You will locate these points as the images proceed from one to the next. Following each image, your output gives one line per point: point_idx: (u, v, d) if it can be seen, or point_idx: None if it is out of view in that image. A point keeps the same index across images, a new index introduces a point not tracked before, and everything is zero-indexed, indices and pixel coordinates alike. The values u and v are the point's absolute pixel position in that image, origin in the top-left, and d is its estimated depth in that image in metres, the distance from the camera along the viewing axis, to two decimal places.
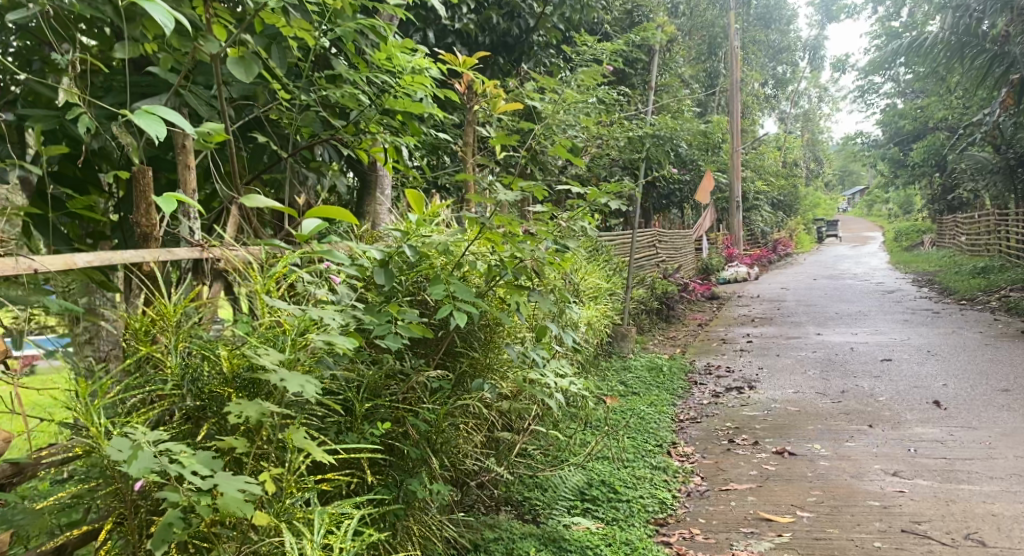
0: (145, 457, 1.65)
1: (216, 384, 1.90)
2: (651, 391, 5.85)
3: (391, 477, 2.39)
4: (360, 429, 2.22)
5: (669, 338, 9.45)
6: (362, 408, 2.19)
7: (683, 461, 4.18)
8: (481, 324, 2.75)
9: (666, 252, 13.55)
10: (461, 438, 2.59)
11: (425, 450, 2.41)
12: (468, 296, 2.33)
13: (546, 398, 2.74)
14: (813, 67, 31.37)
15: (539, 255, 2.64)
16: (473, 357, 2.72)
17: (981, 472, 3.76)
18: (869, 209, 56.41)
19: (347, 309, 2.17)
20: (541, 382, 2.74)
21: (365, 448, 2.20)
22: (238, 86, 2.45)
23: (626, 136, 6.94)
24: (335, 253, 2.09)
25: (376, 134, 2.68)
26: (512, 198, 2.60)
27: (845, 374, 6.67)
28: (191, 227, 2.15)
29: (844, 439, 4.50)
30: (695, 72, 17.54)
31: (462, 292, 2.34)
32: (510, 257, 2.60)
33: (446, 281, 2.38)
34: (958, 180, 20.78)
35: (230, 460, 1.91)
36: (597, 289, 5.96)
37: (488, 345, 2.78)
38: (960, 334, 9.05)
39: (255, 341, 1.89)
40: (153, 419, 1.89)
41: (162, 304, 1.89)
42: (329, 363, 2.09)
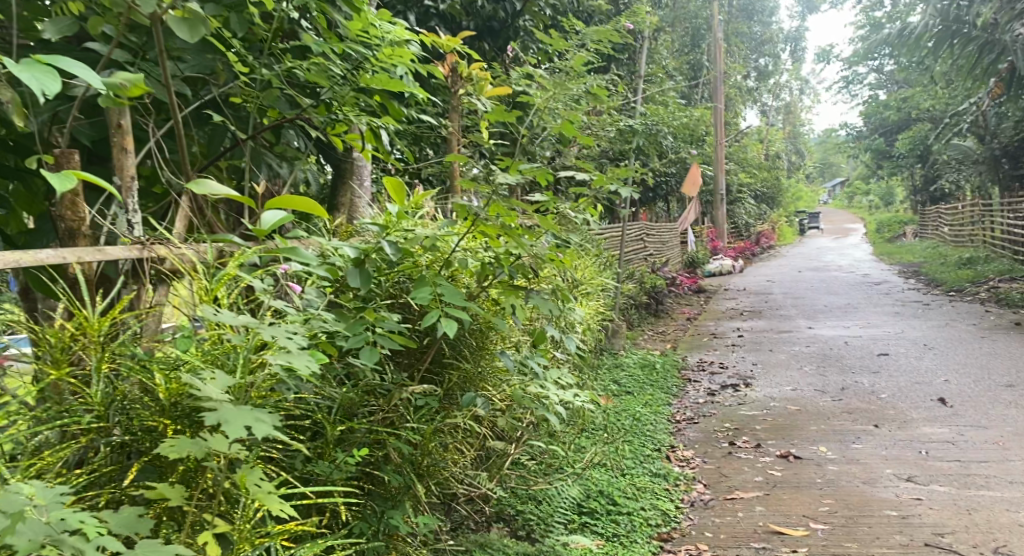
0: (34, 524, 1.37)
1: (148, 415, 1.67)
2: (645, 390, 5.62)
3: (370, 508, 2.13)
4: (332, 457, 1.97)
5: (659, 333, 9.23)
6: (335, 432, 1.94)
7: (683, 466, 3.95)
8: (472, 329, 2.51)
9: (653, 245, 13.33)
10: (450, 459, 2.35)
11: (408, 477, 2.16)
12: (455, 298, 2.10)
13: (544, 410, 2.50)
14: (794, 59, 31.33)
15: (539, 250, 2.38)
16: (463, 367, 2.47)
17: (999, 476, 3.57)
18: (851, 200, 56.65)
19: (314, 317, 1.90)
20: (541, 393, 2.51)
21: (339, 480, 1.94)
22: (192, 61, 2.20)
23: (615, 126, 6.69)
24: (300, 250, 1.83)
25: (351, 116, 2.41)
26: (512, 184, 2.35)
27: (843, 370, 6.47)
28: (131, 222, 1.91)
29: (850, 440, 4.30)
30: (680, 63, 17.35)
31: (451, 295, 2.09)
32: (506, 253, 2.35)
33: (431, 281, 2.14)
34: (941, 171, 20.72)
35: (161, 511, 1.67)
36: (588, 285, 5.73)
37: (480, 353, 2.54)
38: (954, 327, 8.89)
39: (197, 363, 1.64)
40: (72, 458, 1.65)
41: (82, 317, 1.65)
42: (291, 384, 1.83)
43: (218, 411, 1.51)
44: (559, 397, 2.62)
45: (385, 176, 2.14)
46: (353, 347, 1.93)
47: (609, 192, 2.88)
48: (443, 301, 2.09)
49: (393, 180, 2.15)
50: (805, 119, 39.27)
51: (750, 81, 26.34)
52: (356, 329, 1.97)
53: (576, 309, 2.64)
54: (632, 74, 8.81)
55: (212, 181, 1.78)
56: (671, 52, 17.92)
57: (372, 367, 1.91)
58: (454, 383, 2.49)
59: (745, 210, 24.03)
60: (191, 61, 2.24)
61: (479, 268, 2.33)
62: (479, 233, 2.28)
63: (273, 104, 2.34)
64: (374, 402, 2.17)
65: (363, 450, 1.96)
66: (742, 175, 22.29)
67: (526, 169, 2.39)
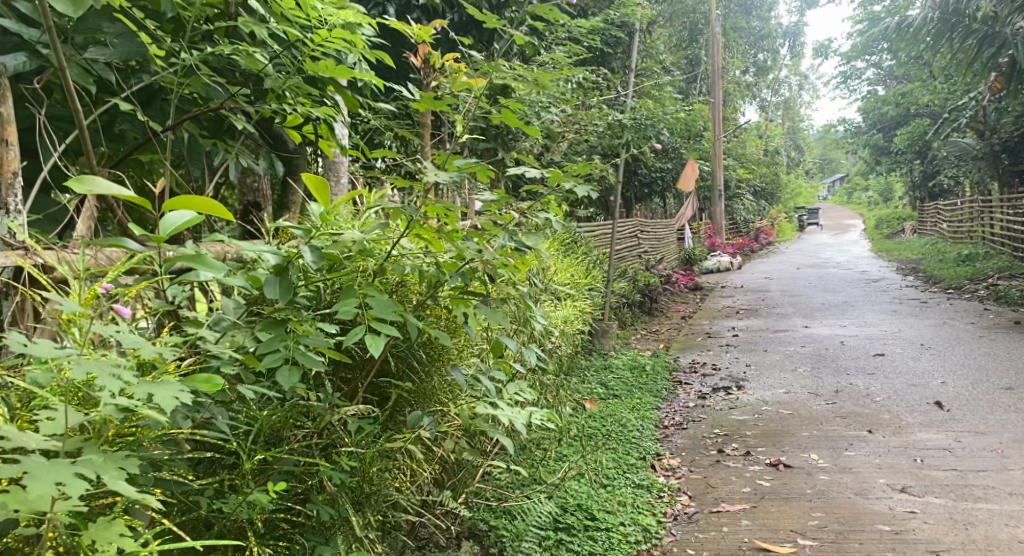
0: None
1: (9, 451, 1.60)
2: (633, 393, 5.45)
3: (299, 543, 1.99)
4: (245, 491, 1.85)
5: (652, 332, 9.08)
6: (247, 465, 1.83)
7: (668, 476, 3.79)
8: (421, 342, 2.40)
9: (648, 242, 13.17)
10: (396, 485, 2.21)
11: (341, 507, 2.02)
12: (384, 311, 1.95)
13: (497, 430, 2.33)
14: (793, 54, 31.15)
15: (486, 255, 2.27)
16: (413, 381, 2.37)
17: (998, 487, 3.41)
18: (850, 196, 56.45)
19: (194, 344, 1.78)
20: (495, 412, 2.35)
21: (244, 516, 1.82)
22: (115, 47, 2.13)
23: (605, 120, 6.53)
24: (205, 258, 1.65)
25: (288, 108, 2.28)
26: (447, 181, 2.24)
27: (838, 372, 6.31)
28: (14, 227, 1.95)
29: (842, 448, 4.13)
30: (676, 58, 17.16)
31: (380, 306, 1.96)
32: (450, 258, 2.24)
33: (363, 291, 2.02)
34: (939, 166, 20.54)
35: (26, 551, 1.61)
36: (573, 285, 5.57)
37: (431, 366, 2.43)
38: (952, 325, 8.74)
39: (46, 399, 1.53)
40: None
41: None
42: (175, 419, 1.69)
43: (30, 468, 1.39)
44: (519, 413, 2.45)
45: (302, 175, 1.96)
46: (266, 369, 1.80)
47: (575, 188, 2.73)
48: (371, 315, 1.94)
49: (312, 180, 1.97)
50: (804, 115, 39.05)
51: (748, 76, 26.11)
52: (271, 347, 1.84)
53: (540, 317, 2.50)
54: (625, 67, 8.64)
55: (99, 177, 1.57)
56: (667, 46, 17.72)
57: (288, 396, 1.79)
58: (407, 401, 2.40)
59: (743, 207, 23.84)
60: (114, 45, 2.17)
61: (428, 274, 2.20)
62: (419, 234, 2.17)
63: (201, 92, 2.26)
64: (305, 427, 2.05)
65: (278, 484, 1.83)
66: (739, 171, 22.14)
67: (467, 164, 2.31)
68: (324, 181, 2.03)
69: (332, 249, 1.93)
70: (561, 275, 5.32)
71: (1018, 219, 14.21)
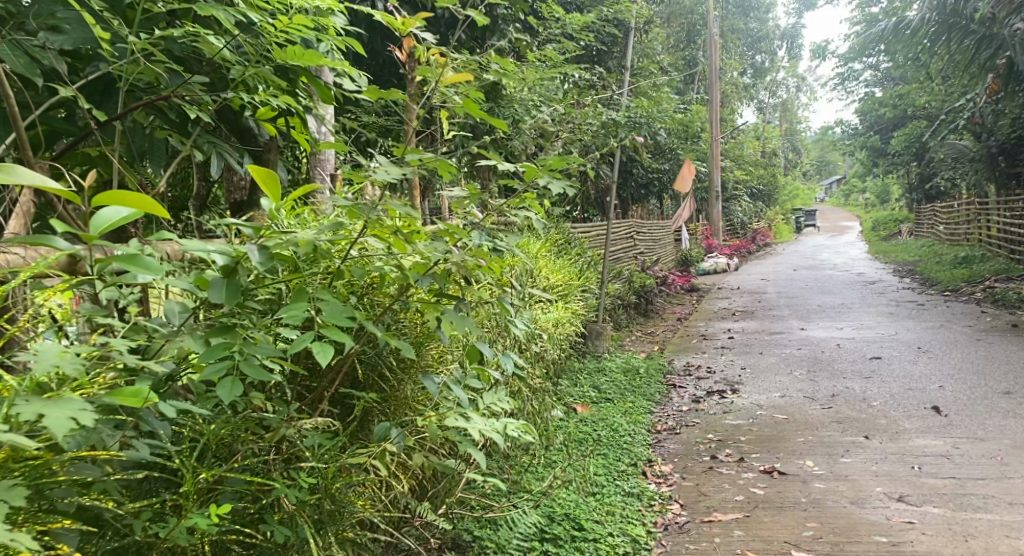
0: None
1: None
2: (627, 397, 5.36)
3: None
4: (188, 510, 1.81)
5: (647, 334, 8.99)
6: (188, 484, 1.78)
7: (659, 484, 3.69)
8: (390, 348, 2.36)
9: (645, 244, 13.10)
10: (363, 502, 2.16)
11: (300, 529, 1.97)
12: (335, 315, 1.91)
13: (468, 445, 2.23)
14: (790, 56, 31.15)
15: (451, 256, 2.22)
16: (385, 391, 2.36)
17: (998, 497, 3.31)
18: (847, 199, 56.46)
19: (110, 348, 1.68)
20: (465, 426, 2.24)
21: (182, 537, 1.77)
22: (69, 36, 2.12)
23: (599, 119, 6.44)
24: (141, 259, 1.64)
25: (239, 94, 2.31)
26: (399, 176, 2.23)
27: (834, 376, 6.21)
28: None
29: (838, 454, 4.04)
30: (673, 58, 17.09)
31: (330, 309, 1.93)
32: (415, 260, 2.21)
33: (314, 295, 1.98)
34: (936, 169, 20.49)
35: None
36: (566, 287, 5.48)
37: (402, 373, 2.40)
38: (949, 328, 8.65)
39: None
40: None
41: None
42: (100, 433, 1.67)
43: None
44: (493, 426, 2.34)
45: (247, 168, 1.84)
46: (208, 380, 1.76)
47: (552, 186, 2.64)
48: (323, 320, 1.91)
49: (255, 169, 1.85)
50: (801, 117, 39.01)
51: (745, 77, 26.06)
52: (216, 355, 1.77)
53: (513, 321, 2.42)
54: (620, 67, 8.56)
55: (25, 171, 1.58)
56: (664, 46, 17.65)
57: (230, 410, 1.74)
58: (382, 408, 2.36)
59: (740, 208, 23.74)
60: (70, 32, 2.14)
61: (391, 275, 2.16)
62: (380, 235, 2.15)
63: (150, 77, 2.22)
64: (259, 440, 1.99)
65: (221, 508, 1.78)
66: (736, 173, 22.08)
67: (417, 159, 2.32)
68: (271, 173, 1.92)
69: (281, 249, 1.88)
70: (553, 277, 5.22)
71: (1015, 221, 14.14)
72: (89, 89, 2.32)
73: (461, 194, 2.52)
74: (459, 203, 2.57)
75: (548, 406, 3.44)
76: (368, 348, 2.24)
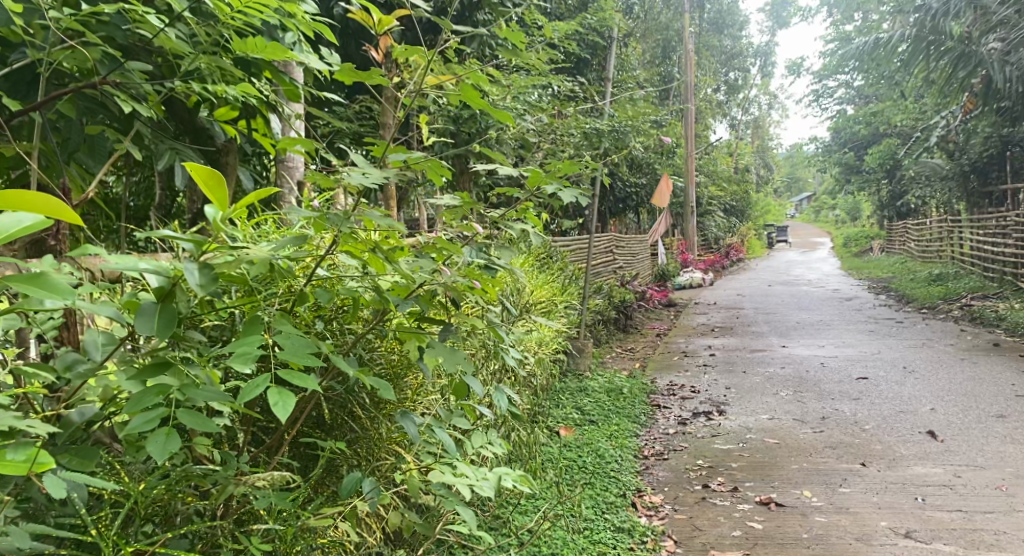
0: None
1: None
2: (610, 419, 5.13)
3: None
4: None
5: (627, 351, 8.78)
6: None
7: (650, 517, 3.46)
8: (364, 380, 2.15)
9: (623, 258, 12.94)
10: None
11: None
12: (292, 349, 1.68)
13: (456, 505, 2.04)
14: (763, 73, 31.34)
15: (435, 279, 2.01)
16: (357, 433, 2.16)
17: (1011, 533, 3.13)
18: (818, 215, 57.00)
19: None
20: (453, 481, 2.07)
21: None
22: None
23: (581, 130, 6.24)
24: (44, 284, 1.44)
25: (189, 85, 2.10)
26: (378, 180, 2.00)
27: (822, 397, 6.02)
28: None
29: (836, 483, 3.84)
30: (650, 73, 17.02)
31: (290, 344, 1.69)
32: (395, 281, 1.99)
33: (273, 325, 1.76)
34: (907, 186, 20.60)
35: None
36: (548, 304, 5.24)
37: (378, 411, 2.19)
38: (930, 346, 8.54)
39: None
40: None
41: None
42: None
43: None
44: (483, 477, 2.18)
45: (187, 167, 1.60)
46: (135, 431, 1.54)
47: (551, 194, 2.44)
48: (279, 356, 1.67)
49: (197, 168, 1.60)
50: (774, 134, 39.27)
51: (719, 94, 26.15)
52: (146, 401, 1.54)
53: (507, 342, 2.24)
54: (600, 77, 8.40)
55: None
56: (641, 60, 17.60)
57: (158, 468, 1.52)
58: (353, 448, 2.18)
59: (715, 223, 23.68)
60: None
61: (370, 297, 1.97)
62: (354, 248, 1.96)
63: (84, 67, 2.06)
64: (203, 501, 1.78)
65: None
66: (711, 188, 22.07)
67: (397, 159, 2.10)
68: (219, 178, 1.66)
69: (225, 268, 1.65)
70: (535, 293, 4.99)
71: (988, 239, 14.17)
72: (14, 80, 2.28)
73: (452, 203, 2.29)
74: (449, 211, 2.34)
75: (530, 439, 3.22)
76: (338, 383, 2.05)
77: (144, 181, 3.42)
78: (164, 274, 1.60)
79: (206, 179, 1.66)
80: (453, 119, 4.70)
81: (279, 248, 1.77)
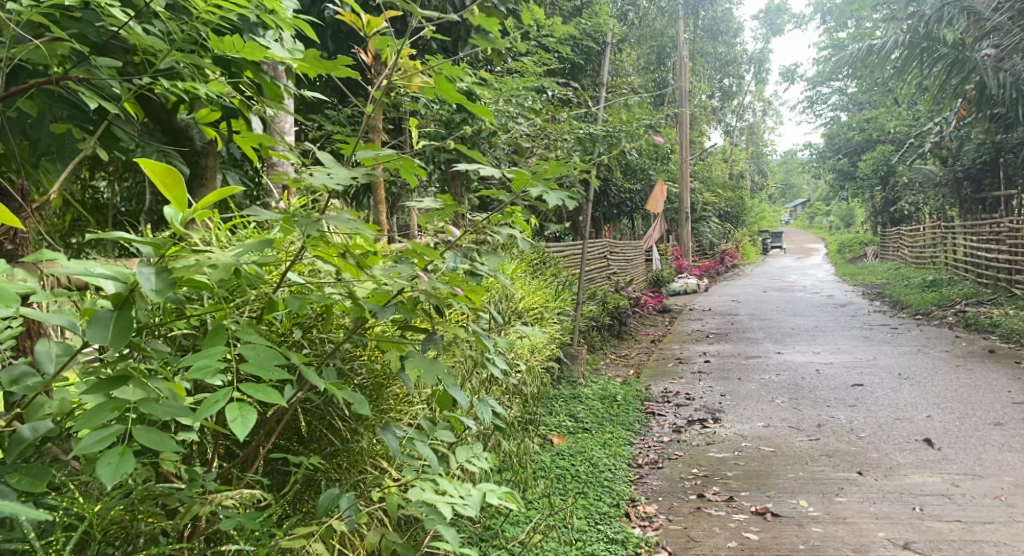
0: None
1: None
2: (604, 427, 5.07)
3: None
4: None
5: (621, 357, 8.73)
6: None
7: (645, 528, 3.40)
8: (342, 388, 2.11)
9: (617, 264, 12.90)
10: None
11: None
12: (256, 359, 1.64)
13: (435, 525, 1.95)
14: (757, 80, 31.40)
15: (415, 282, 1.95)
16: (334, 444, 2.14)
17: (1011, 544, 3.08)
18: (812, 221, 57.07)
19: None
20: (431, 500, 1.97)
21: None
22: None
23: (575, 135, 6.20)
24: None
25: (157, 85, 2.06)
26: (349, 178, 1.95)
27: (818, 404, 5.96)
28: None
29: (832, 493, 3.78)
30: (644, 79, 17.00)
31: (257, 355, 1.64)
32: (372, 286, 1.93)
33: (239, 334, 1.71)
34: (900, 193, 20.63)
35: None
36: (541, 310, 5.18)
37: (361, 423, 2.19)
38: (926, 353, 8.51)
39: None
40: None
41: None
42: None
43: None
44: (467, 494, 2.09)
45: (141, 167, 1.56)
46: (85, 450, 1.49)
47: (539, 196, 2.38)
48: (245, 367, 1.62)
49: (152, 167, 1.54)
50: (768, 140, 39.35)
51: (713, 100, 26.17)
52: (98, 416, 1.51)
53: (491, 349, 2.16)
54: (594, 82, 8.36)
55: None
56: (635, 66, 17.58)
57: (108, 491, 1.47)
58: (332, 462, 2.16)
59: (709, 229, 23.65)
60: None
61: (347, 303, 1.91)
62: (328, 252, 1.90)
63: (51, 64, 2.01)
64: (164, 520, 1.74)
65: None
66: (706, 194, 22.06)
67: (370, 157, 2.04)
68: (175, 177, 1.59)
69: (185, 273, 1.61)
70: (528, 300, 4.93)
71: (981, 245, 14.16)
72: None
73: (433, 206, 2.24)
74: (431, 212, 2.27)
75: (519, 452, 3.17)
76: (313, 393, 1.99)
77: (135, 189, 3.43)
78: (120, 280, 1.56)
79: (162, 179, 1.59)
80: (445, 123, 4.64)
81: (245, 249, 1.71)
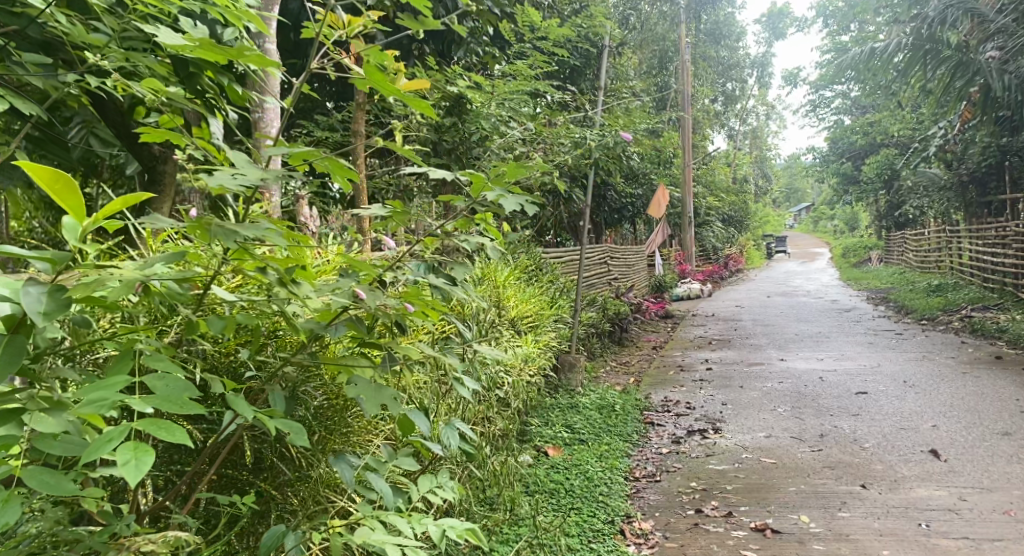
0: None
1: None
2: (602, 438, 4.94)
3: None
4: None
5: (622, 364, 8.60)
6: None
7: (640, 546, 3.29)
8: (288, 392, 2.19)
9: (619, 270, 12.78)
10: None
11: None
12: (167, 391, 1.67)
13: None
14: (760, 84, 31.22)
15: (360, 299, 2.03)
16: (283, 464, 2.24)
17: None
18: (817, 226, 56.76)
19: None
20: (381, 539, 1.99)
21: None
22: None
23: (571, 139, 6.11)
24: None
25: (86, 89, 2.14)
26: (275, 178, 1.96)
27: (821, 413, 5.83)
28: None
29: (834, 507, 3.66)
30: (645, 83, 16.87)
31: (169, 388, 1.67)
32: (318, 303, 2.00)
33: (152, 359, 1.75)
34: (905, 196, 20.46)
35: None
36: (535, 319, 5.07)
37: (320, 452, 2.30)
38: (931, 359, 8.37)
39: None
40: None
41: None
42: None
43: None
44: (423, 530, 2.13)
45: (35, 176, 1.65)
46: None
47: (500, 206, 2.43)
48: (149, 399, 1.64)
49: (42, 173, 1.63)
50: (772, 144, 39.14)
51: (717, 104, 26.02)
52: None
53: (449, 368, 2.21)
54: (592, 86, 8.25)
55: None
56: (636, 70, 17.45)
57: None
58: (289, 494, 2.31)
59: (713, 233, 23.47)
60: None
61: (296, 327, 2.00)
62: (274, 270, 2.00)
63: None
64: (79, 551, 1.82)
65: None
66: (709, 199, 21.91)
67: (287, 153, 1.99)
68: (67, 181, 1.69)
69: (76, 291, 1.67)
70: (522, 308, 4.81)
71: (987, 250, 14.00)
72: None
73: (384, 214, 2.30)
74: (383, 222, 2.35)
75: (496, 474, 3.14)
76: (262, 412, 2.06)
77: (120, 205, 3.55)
78: (11, 300, 1.67)
79: (57, 186, 1.70)
80: (434, 128, 4.55)
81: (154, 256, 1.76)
